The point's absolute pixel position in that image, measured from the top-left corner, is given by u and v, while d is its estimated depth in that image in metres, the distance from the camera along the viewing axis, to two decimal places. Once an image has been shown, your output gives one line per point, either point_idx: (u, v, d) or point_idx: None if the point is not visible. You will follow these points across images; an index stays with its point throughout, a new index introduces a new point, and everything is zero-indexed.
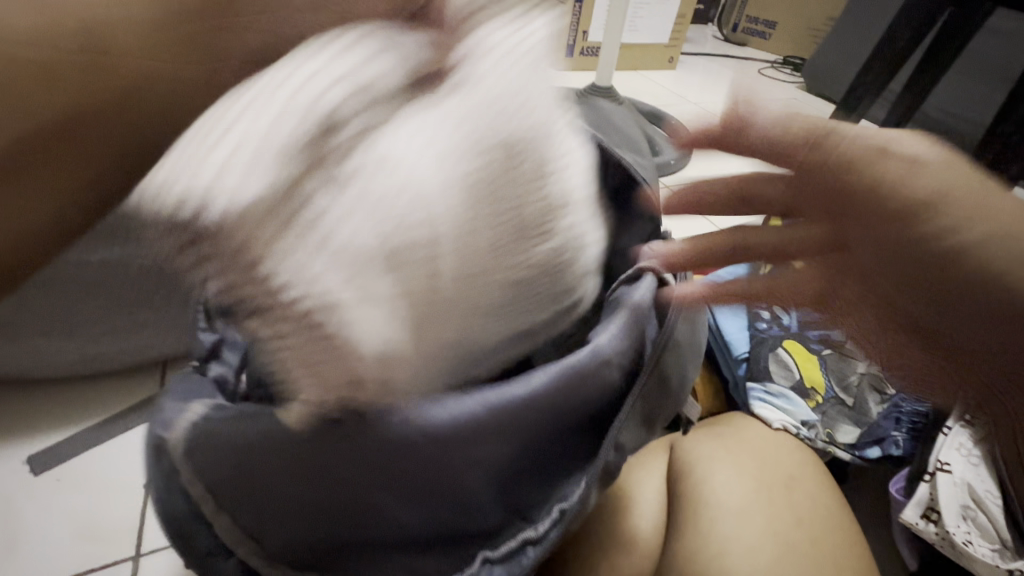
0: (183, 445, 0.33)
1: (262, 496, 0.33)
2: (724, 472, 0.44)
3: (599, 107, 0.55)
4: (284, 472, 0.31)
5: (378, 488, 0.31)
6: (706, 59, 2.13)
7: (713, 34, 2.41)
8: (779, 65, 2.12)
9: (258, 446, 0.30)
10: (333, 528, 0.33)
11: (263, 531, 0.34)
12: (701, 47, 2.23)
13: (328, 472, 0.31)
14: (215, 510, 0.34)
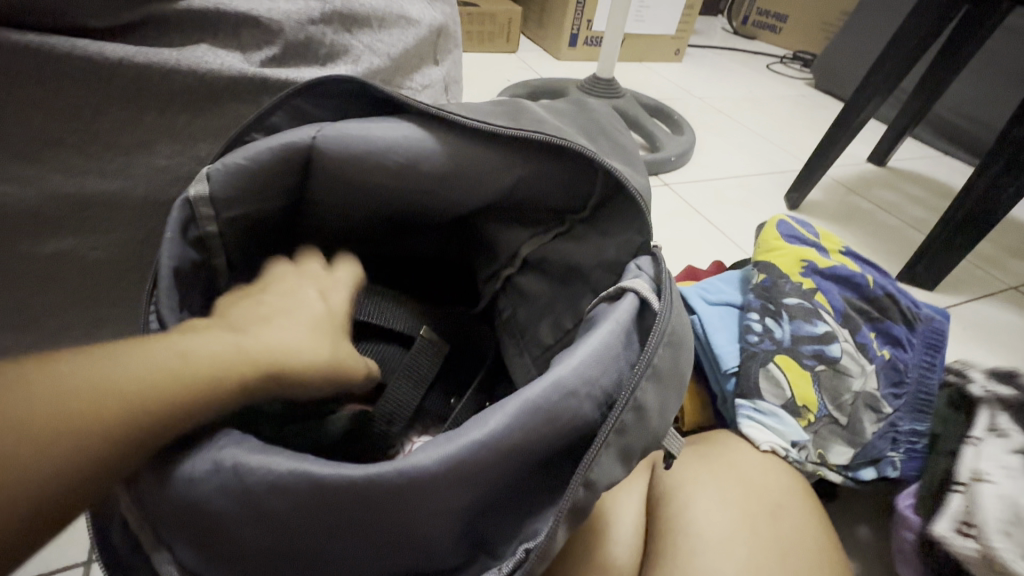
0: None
1: (202, 530, 0.27)
2: (707, 500, 0.42)
3: (587, 103, 0.51)
4: (224, 516, 0.26)
5: (322, 539, 0.26)
6: (713, 53, 2.08)
7: (722, 27, 2.36)
8: (787, 61, 2.08)
9: (198, 484, 0.26)
10: (275, 567, 0.27)
11: (204, 568, 0.28)
12: (708, 41, 2.18)
13: (269, 512, 0.26)
14: (155, 543, 0.29)
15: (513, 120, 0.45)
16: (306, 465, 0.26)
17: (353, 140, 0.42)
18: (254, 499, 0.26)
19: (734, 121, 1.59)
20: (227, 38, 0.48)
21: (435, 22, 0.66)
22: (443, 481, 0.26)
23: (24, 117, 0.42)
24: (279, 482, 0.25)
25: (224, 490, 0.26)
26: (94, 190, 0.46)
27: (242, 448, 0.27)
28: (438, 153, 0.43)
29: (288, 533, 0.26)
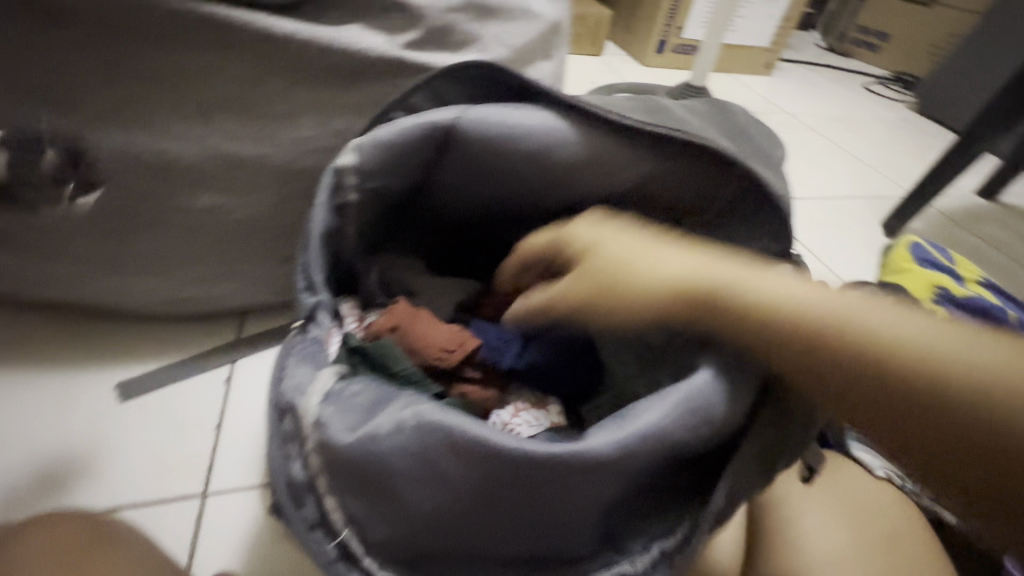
0: (311, 416, 0.34)
1: (382, 483, 0.31)
2: (819, 519, 0.41)
3: (728, 108, 0.51)
4: (410, 472, 0.30)
5: (491, 507, 0.30)
6: (805, 68, 2.00)
7: (815, 42, 2.25)
8: (886, 81, 1.97)
9: (389, 441, 0.31)
10: (433, 533, 0.31)
11: (369, 523, 0.32)
12: (800, 55, 2.09)
13: (446, 476, 0.30)
14: (327, 488, 0.33)
15: (651, 115, 0.46)
16: (492, 441, 0.29)
17: (495, 126, 0.44)
18: (442, 458, 0.30)
19: (827, 140, 1.52)
20: (373, 20, 0.51)
21: (553, 18, 0.68)
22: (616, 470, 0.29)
23: (200, 81, 0.46)
24: (466, 444, 0.29)
25: (415, 445, 0.30)
26: (246, 153, 0.50)
27: (424, 407, 0.31)
28: (567, 143, 0.45)
29: (462, 495, 0.30)
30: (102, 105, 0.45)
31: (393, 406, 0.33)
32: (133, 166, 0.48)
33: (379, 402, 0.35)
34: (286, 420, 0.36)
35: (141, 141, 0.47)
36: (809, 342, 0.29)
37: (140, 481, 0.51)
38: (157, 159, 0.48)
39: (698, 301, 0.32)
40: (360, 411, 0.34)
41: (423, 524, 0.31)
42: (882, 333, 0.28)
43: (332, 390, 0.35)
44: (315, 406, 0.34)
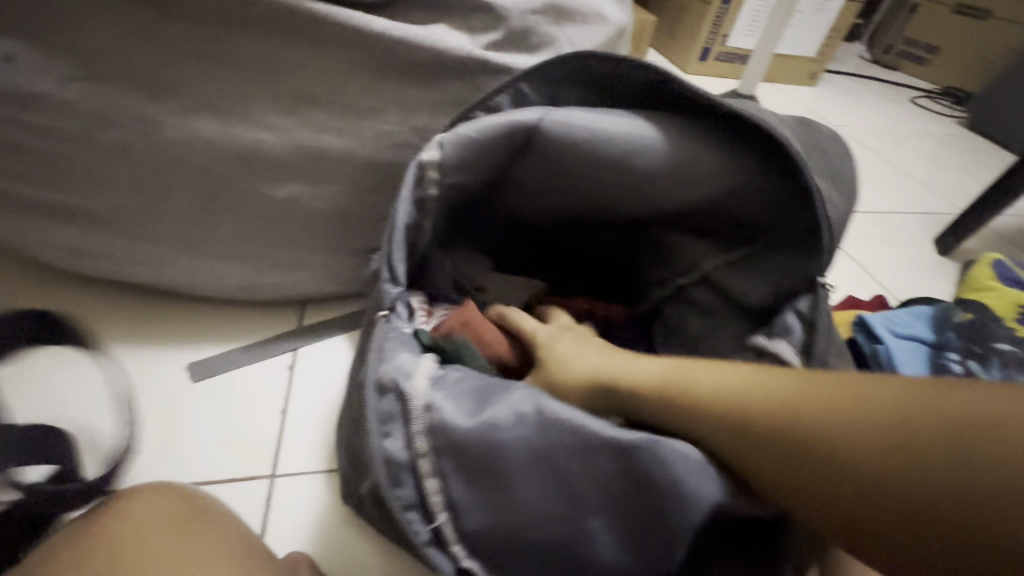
0: (425, 398, 0.37)
1: (496, 468, 0.35)
2: None
3: (812, 125, 0.51)
4: (526, 459, 0.34)
5: (599, 497, 0.34)
6: (851, 80, 1.96)
7: (860, 54, 2.21)
8: (934, 96, 1.92)
9: (510, 426, 0.35)
10: (537, 524, 0.34)
11: (468, 509, 0.35)
12: (844, 67, 2.05)
13: (559, 463, 0.34)
14: (431, 470, 0.36)
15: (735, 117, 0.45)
16: (611, 429, 0.34)
17: (579, 128, 0.45)
18: (560, 445, 0.34)
19: (875, 153, 1.49)
20: (458, 21, 0.52)
21: (622, 23, 0.68)
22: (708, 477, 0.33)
23: (294, 75, 0.48)
24: (586, 433, 0.34)
25: (537, 433, 0.34)
26: (330, 145, 0.51)
27: (544, 397, 0.36)
28: (646, 151, 0.45)
29: (571, 486, 0.34)
30: (204, 94, 0.47)
31: (507, 395, 0.37)
32: (225, 154, 0.50)
33: (482, 390, 0.38)
34: (387, 400, 0.38)
35: (234, 130, 0.49)
36: (774, 437, 0.31)
37: (210, 458, 0.52)
38: (247, 149, 0.50)
39: (691, 405, 0.35)
40: (466, 397, 0.38)
41: (524, 519, 0.34)
42: (847, 430, 0.29)
43: (437, 375, 0.39)
44: (426, 390, 0.37)
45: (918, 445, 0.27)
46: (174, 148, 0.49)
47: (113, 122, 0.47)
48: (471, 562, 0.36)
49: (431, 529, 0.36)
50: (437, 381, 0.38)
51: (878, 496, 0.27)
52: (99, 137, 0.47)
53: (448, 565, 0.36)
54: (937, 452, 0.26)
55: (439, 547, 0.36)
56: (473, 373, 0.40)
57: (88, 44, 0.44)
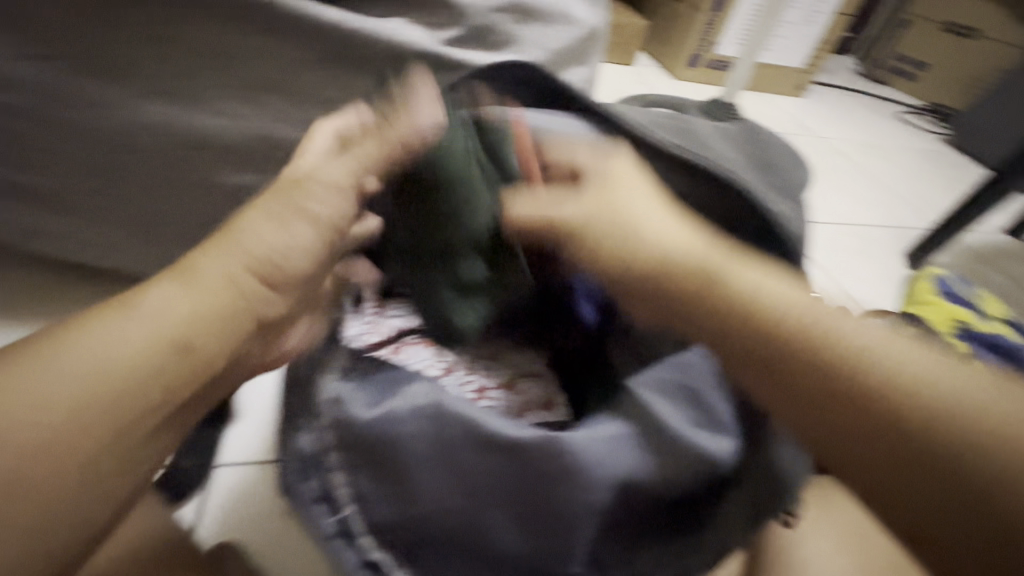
0: (328, 391, 0.38)
1: (396, 460, 0.35)
2: (822, 544, 0.44)
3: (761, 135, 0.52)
4: (425, 452, 0.35)
5: (494, 492, 0.34)
6: (840, 93, 1.97)
7: (851, 66, 2.22)
8: (920, 112, 1.94)
9: (410, 417, 0.36)
10: (434, 520, 0.35)
11: (372, 502, 0.36)
12: (834, 79, 2.06)
13: (454, 456, 0.35)
14: (336, 464, 0.37)
15: (679, 137, 0.47)
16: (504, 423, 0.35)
17: (532, 130, 0.45)
18: (457, 438, 0.35)
19: (855, 166, 1.50)
20: (420, 16, 0.52)
21: (593, 25, 0.68)
22: (608, 445, 0.35)
23: (249, 64, 0.48)
24: (480, 426, 0.35)
25: (434, 425, 0.35)
26: (286, 136, 0.51)
27: (443, 390, 0.37)
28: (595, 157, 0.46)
29: (468, 479, 0.35)
30: (157, 78, 0.47)
31: (409, 388, 0.37)
32: (178, 139, 0.50)
33: (390, 381, 0.39)
34: (295, 394, 0.40)
35: (188, 117, 0.49)
36: (835, 387, 0.31)
37: None
38: (201, 136, 0.50)
39: (763, 352, 0.33)
40: (375, 388, 0.38)
41: (424, 511, 0.35)
42: (921, 402, 0.29)
43: (347, 367, 0.40)
44: (330, 384, 0.38)
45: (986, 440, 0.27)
46: (127, 130, 0.49)
47: (66, 101, 0.47)
48: (380, 554, 0.36)
49: (337, 522, 0.37)
50: (345, 374, 0.39)
51: (912, 464, 0.29)
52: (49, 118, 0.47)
53: (353, 558, 0.36)
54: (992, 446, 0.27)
55: (347, 541, 0.37)
56: (386, 364, 0.40)
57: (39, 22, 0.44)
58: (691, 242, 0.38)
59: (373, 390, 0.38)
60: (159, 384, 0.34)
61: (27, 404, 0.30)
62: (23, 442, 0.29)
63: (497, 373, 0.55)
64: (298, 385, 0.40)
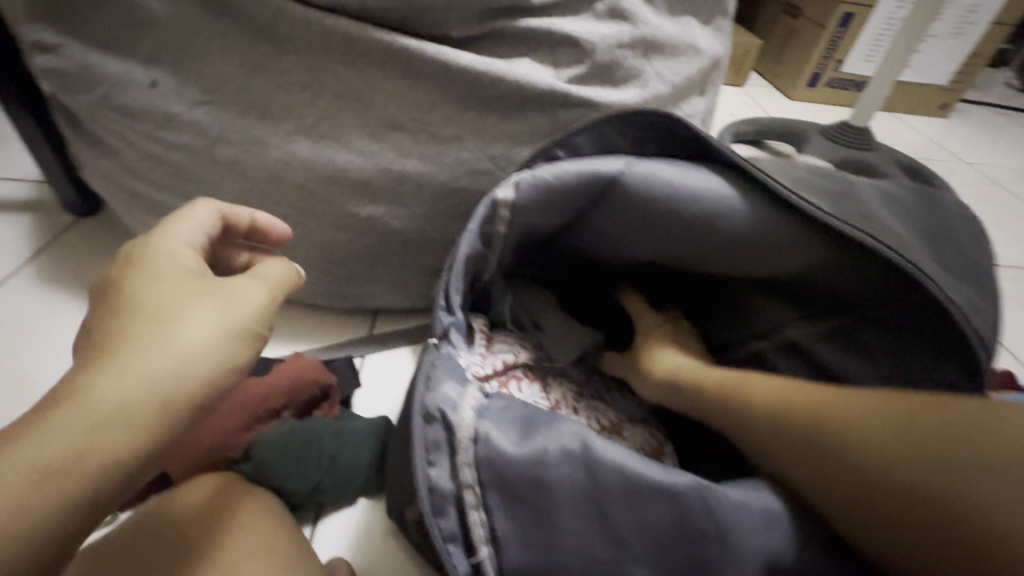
0: (473, 428, 0.38)
1: (541, 502, 0.35)
2: None
3: (935, 199, 0.48)
4: (572, 496, 0.35)
5: (651, 551, 0.33)
6: (990, 112, 1.72)
7: (1008, 80, 1.92)
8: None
9: (558, 459, 0.36)
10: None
11: (512, 543, 0.35)
12: (986, 96, 1.81)
13: (604, 507, 0.35)
14: (476, 502, 0.36)
15: (835, 205, 0.43)
16: (655, 473, 0.35)
17: (661, 182, 0.44)
18: (608, 485, 0.35)
19: (1016, 197, 1.30)
20: (544, 53, 0.52)
21: (715, 54, 0.66)
22: (764, 518, 0.35)
23: (386, 105, 0.51)
24: (634, 473, 0.35)
25: (583, 468, 0.36)
26: (411, 170, 0.53)
27: (591, 430, 0.38)
28: (738, 211, 0.43)
29: (619, 531, 0.34)
30: (305, 119, 0.51)
31: (553, 429, 0.39)
32: (317, 174, 0.53)
33: (527, 420, 0.40)
34: (434, 428, 0.39)
35: (326, 153, 0.52)
36: (854, 476, 0.33)
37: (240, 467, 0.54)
38: (335, 171, 0.52)
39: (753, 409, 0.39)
40: (512, 426, 0.39)
41: (569, 561, 0.34)
42: (859, 438, 0.34)
43: (482, 406, 0.40)
44: (473, 420, 0.39)
45: (874, 437, 0.33)
46: (274, 167, 0.52)
47: (225, 141, 0.52)
48: None
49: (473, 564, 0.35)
50: (482, 412, 0.40)
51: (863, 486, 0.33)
52: (213, 154, 0.53)
53: None
54: (882, 437, 0.33)
55: None
56: (516, 404, 0.42)
57: (214, 72, 0.50)
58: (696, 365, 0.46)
59: (516, 426, 0.39)
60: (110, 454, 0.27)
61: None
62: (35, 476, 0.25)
63: (601, 417, 0.53)
64: (437, 419, 0.39)
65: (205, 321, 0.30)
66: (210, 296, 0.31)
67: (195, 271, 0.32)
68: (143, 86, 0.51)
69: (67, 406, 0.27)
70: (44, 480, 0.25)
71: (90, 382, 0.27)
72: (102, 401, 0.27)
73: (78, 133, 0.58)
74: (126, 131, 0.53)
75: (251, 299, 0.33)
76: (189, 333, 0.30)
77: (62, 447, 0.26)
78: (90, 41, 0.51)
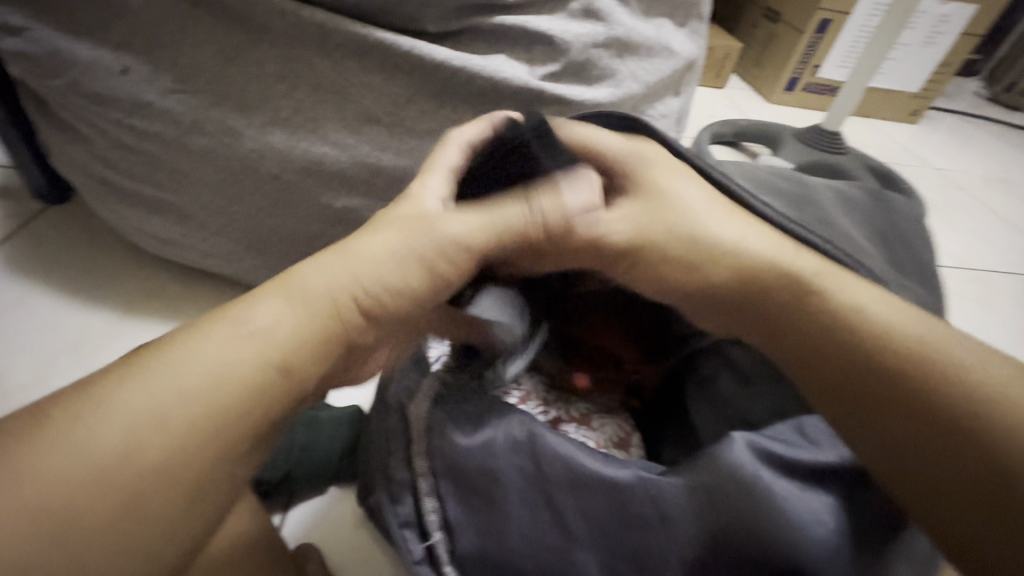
0: (425, 420, 0.39)
1: (489, 492, 0.36)
2: None
3: (891, 201, 0.50)
4: (518, 487, 0.36)
5: (598, 537, 0.34)
6: (958, 119, 1.78)
7: (976, 89, 1.99)
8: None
9: (504, 450, 0.37)
10: (523, 564, 0.35)
11: (461, 530, 0.37)
12: (955, 104, 1.87)
13: (548, 497, 0.35)
14: (429, 490, 0.38)
15: (795, 208, 0.45)
16: (597, 466, 0.36)
17: None
18: (553, 475, 0.36)
19: (979, 202, 1.35)
20: (520, 51, 0.53)
21: (689, 56, 0.67)
22: (711, 494, 0.34)
23: (362, 98, 0.51)
24: (578, 468, 0.35)
25: (529, 460, 0.36)
26: (387, 163, 0.53)
27: (538, 421, 0.37)
28: (704, 214, 0.44)
29: (562, 519, 0.35)
30: (280, 110, 0.51)
31: (504, 419, 0.38)
32: (292, 165, 0.53)
33: (482, 410, 0.40)
34: (393, 419, 0.41)
35: (301, 145, 0.52)
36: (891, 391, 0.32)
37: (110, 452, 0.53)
38: (311, 163, 0.53)
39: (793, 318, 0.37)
40: (466, 418, 0.40)
41: (515, 549, 0.35)
42: (914, 357, 0.33)
43: (439, 395, 0.41)
44: (427, 412, 0.39)
45: (946, 382, 0.32)
46: (249, 157, 0.52)
47: (199, 130, 0.52)
48: None
49: (427, 545, 0.38)
50: (439, 403, 0.40)
51: (896, 406, 0.32)
52: (187, 143, 0.52)
53: None
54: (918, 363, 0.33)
55: (432, 566, 0.38)
56: (478, 392, 0.41)
57: (188, 60, 0.50)
58: (780, 251, 0.39)
59: (469, 413, 0.39)
60: (235, 405, 0.28)
61: (135, 430, 0.26)
62: (168, 422, 0.27)
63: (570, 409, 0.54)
64: (397, 409, 0.41)
65: (375, 268, 0.32)
66: (393, 227, 0.34)
67: (433, 214, 0.34)
68: (115, 72, 0.50)
69: (217, 350, 0.29)
70: (179, 426, 0.27)
71: (247, 303, 0.31)
72: (239, 347, 0.29)
73: (47, 118, 0.57)
74: (97, 117, 0.53)
75: (452, 231, 0.34)
76: (364, 270, 0.32)
77: (196, 395, 0.28)
78: (59, 25, 0.50)
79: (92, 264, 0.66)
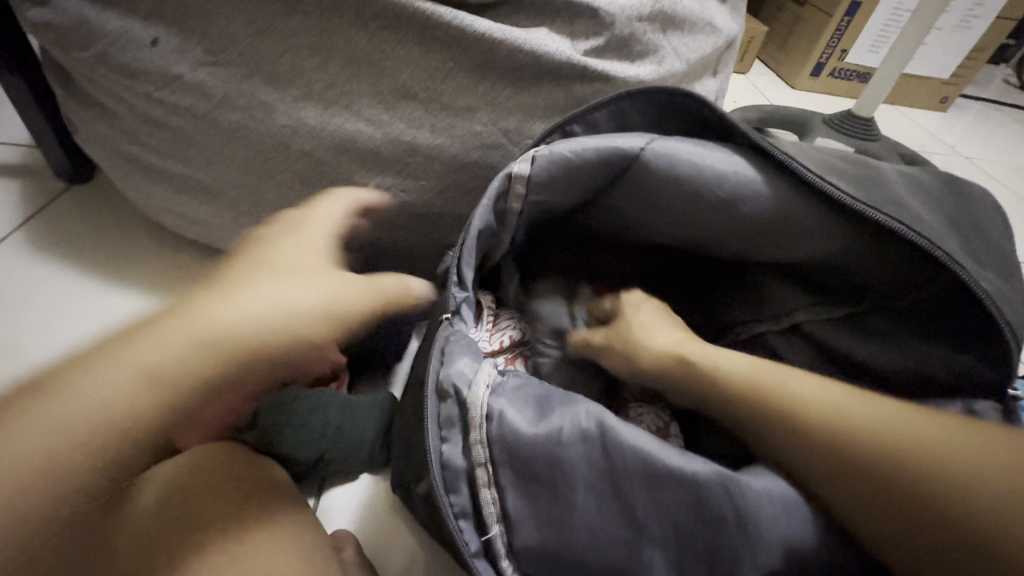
0: (485, 406, 0.37)
1: (555, 481, 0.35)
2: None
3: (962, 185, 0.47)
4: (588, 476, 0.35)
5: (670, 530, 0.34)
6: (988, 107, 1.73)
7: (1005, 77, 1.93)
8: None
9: (572, 439, 0.36)
10: (591, 556, 0.34)
11: (523, 522, 0.35)
12: (985, 92, 1.81)
13: (619, 487, 0.35)
14: (488, 481, 0.36)
15: (861, 187, 0.43)
16: (674, 457, 0.35)
17: (681, 161, 0.43)
18: (624, 466, 0.35)
19: (1012, 193, 1.31)
20: (562, 24, 0.51)
21: (731, 33, 0.65)
22: (777, 505, 0.35)
23: (398, 72, 0.49)
24: (652, 458, 0.35)
25: (599, 449, 0.36)
26: (422, 141, 0.51)
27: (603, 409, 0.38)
28: (762, 195, 0.43)
29: (634, 511, 0.34)
30: (314, 84, 0.49)
31: (570, 408, 0.38)
32: (324, 142, 0.51)
33: (542, 399, 0.40)
34: (446, 405, 0.38)
35: (334, 121, 0.50)
36: (893, 480, 0.34)
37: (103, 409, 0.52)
38: (344, 139, 0.51)
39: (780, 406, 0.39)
40: (526, 404, 0.39)
41: (583, 540, 0.34)
42: (897, 439, 0.35)
43: (495, 381, 0.40)
44: (485, 398, 0.38)
45: (953, 463, 0.33)
46: (280, 133, 0.51)
47: (230, 105, 0.50)
48: None
49: (484, 540, 0.36)
50: (496, 390, 0.39)
51: (909, 498, 0.33)
52: (217, 119, 0.51)
53: None
54: (916, 446, 0.34)
55: (488, 561, 0.35)
56: (531, 381, 0.41)
57: (219, 32, 0.48)
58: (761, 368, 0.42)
59: (531, 403, 0.39)
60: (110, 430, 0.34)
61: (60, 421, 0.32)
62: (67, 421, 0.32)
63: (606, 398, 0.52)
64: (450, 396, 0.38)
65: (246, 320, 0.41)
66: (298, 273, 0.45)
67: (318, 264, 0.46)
68: (144, 44, 0.49)
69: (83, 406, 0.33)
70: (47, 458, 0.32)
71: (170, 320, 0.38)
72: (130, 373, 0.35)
73: (72, 93, 0.55)
74: (125, 91, 0.51)
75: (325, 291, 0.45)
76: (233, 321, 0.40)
77: (97, 401, 0.33)
78: None
79: (115, 245, 0.65)
